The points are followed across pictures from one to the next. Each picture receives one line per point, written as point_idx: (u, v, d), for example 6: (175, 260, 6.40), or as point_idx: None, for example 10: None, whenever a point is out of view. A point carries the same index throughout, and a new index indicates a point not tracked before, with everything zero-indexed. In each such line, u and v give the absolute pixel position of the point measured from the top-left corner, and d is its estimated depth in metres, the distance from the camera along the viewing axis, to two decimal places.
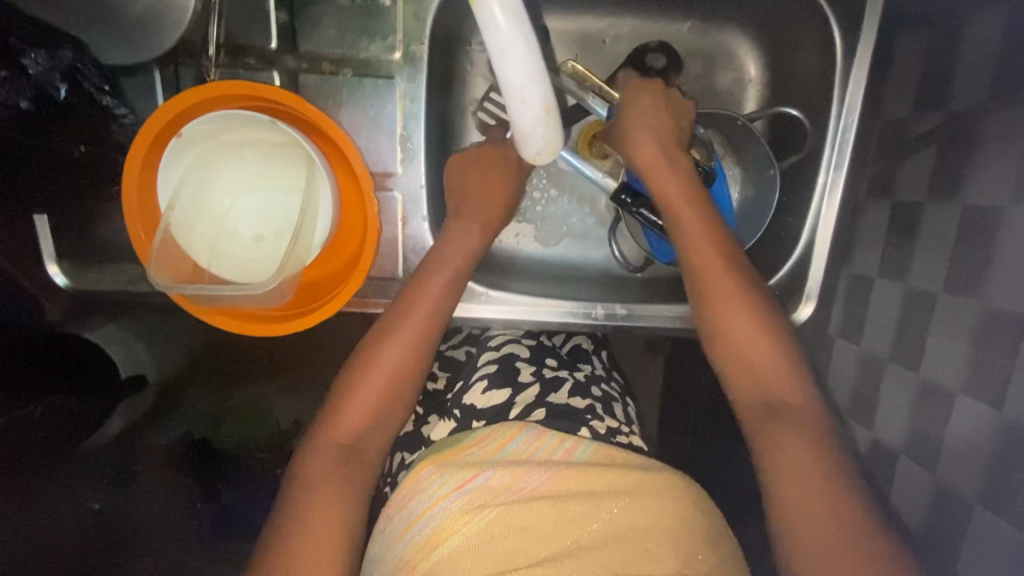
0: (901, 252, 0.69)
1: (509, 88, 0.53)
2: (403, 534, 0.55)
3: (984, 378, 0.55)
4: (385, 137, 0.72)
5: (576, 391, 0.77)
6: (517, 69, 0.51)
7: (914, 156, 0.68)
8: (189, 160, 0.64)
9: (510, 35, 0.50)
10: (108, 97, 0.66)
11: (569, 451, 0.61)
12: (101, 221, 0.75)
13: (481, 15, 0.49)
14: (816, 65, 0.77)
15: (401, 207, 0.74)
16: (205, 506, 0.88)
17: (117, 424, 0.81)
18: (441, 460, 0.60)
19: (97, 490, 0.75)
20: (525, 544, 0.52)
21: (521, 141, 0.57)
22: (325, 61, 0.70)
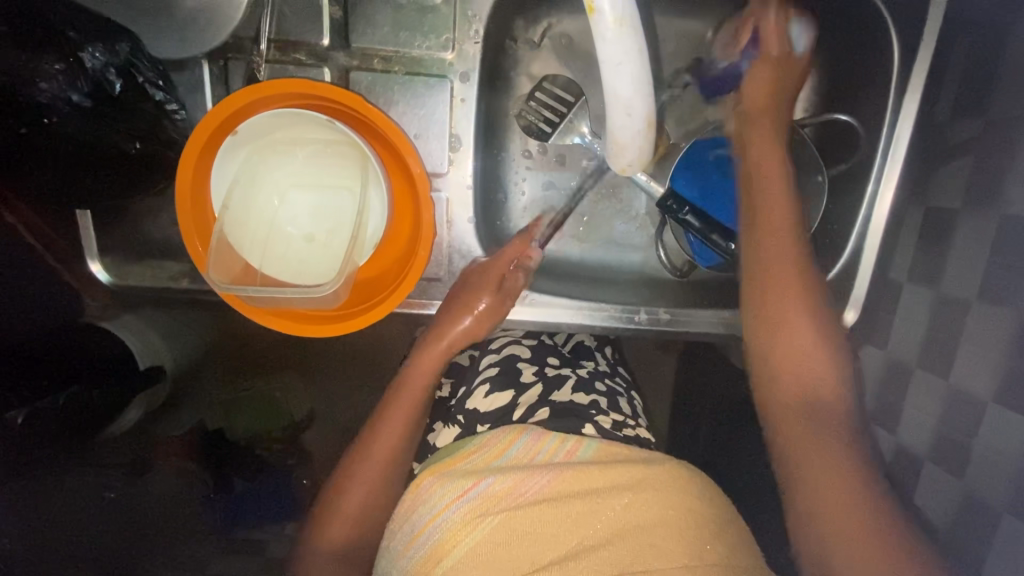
0: (936, 259, 0.68)
1: (615, 100, 0.52)
2: (407, 548, 0.56)
3: (1016, 386, 0.54)
4: (435, 138, 0.71)
5: (580, 388, 0.76)
6: (628, 82, 0.51)
7: (954, 164, 0.68)
8: (242, 158, 0.63)
9: (621, 47, 0.49)
10: (160, 93, 0.65)
11: (570, 452, 0.61)
12: (148, 217, 0.74)
13: (597, 25, 0.49)
14: (869, 71, 0.77)
15: (449, 208, 0.73)
16: (217, 496, 0.93)
17: (133, 414, 0.84)
18: (439, 470, 0.60)
19: (116, 477, 0.80)
20: (530, 549, 0.52)
21: (615, 152, 0.57)
22: (376, 58, 0.68)
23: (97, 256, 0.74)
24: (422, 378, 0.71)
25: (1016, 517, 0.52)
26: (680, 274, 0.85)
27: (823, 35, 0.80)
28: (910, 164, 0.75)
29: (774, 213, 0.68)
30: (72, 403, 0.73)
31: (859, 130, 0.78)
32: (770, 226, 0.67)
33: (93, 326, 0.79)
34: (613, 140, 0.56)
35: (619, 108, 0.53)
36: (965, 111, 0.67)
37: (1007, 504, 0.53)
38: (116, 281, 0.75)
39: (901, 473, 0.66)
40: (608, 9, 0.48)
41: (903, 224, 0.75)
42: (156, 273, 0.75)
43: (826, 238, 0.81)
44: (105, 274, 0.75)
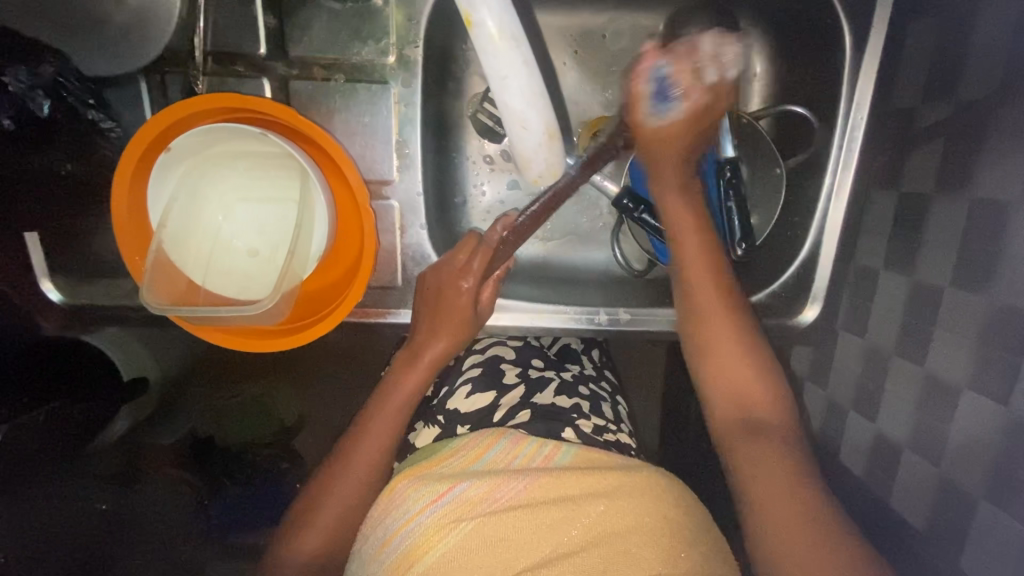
0: (908, 248, 0.67)
1: (510, 110, 0.56)
2: (380, 550, 0.55)
3: (990, 373, 0.53)
4: (381, 144, 0.70)
5: (563, 390, 0.75)
6: (517, 95, 0.55)
7: (923, 148, 0.66)
8: (180, 175, 0.63)
9: (505, 61, 0.54)
10: (92, 112, 0.65)
11: (548, 457, 0.60)
12: (96, 235, 0.73)
13: (479, 38, 0.54)
14: (822, 59, 0.75)
15: (399, 215, 0.72)
16: (214, 501, 0.88)
17: (119, 426, 0.80)
18: (416, 473, 0.59)
19: (107, 491, 0.73)
20: (504, 555, 0.51)
21: (523, 162, 0.60)
22: (317, 67, 0.67)
23: (47, 275, 0.74)
24: (408, 386, 0.69)
25: (992, 505, 0.51)
26: (640, 273, 0.83)
27: (775, 24, 0.79)
28: (873, 150, 0.74)
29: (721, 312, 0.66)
30: (53, 421, 0.70)
31: (815, 121, 0.77)
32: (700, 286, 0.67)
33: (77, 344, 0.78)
34: (519, 151, 0.59)
35: (515, 120, 0.57)
36: (926, 97, 0.66)
37: (983, 491, 0.52)
38: (70, 300, 0.76)
39: (882, 462, 0.65)
40: (486, 26, 0.53)
41: (869, 213, 0.74)
42: (109, 291, 0.76)
43: (790, 231, 0.80)
44: (58, 294, 0.75)
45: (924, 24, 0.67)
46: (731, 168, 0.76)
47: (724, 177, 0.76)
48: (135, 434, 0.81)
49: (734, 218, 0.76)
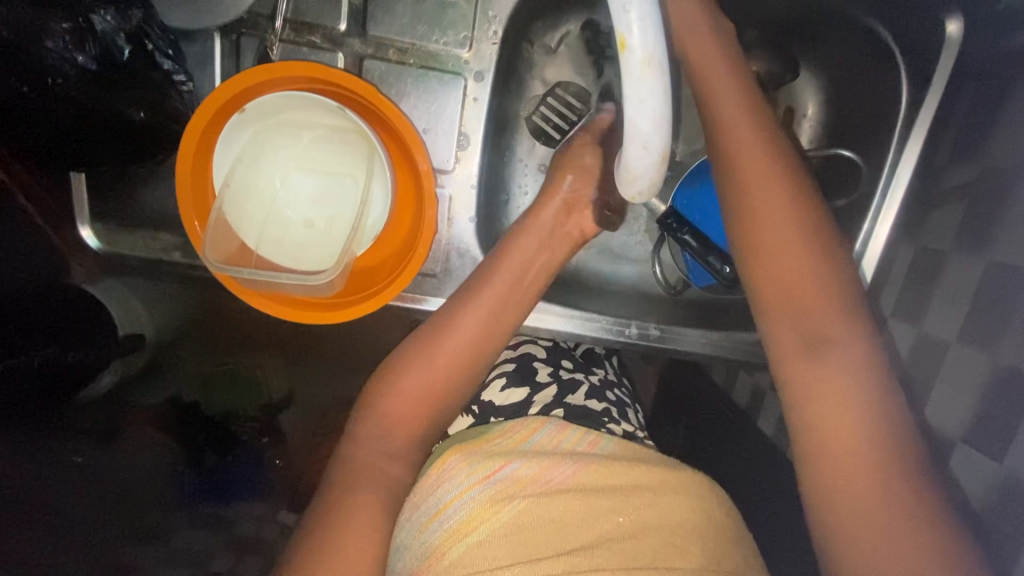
0: (921, 299, 0.69)
1: (631, 132, 0.48)
2: (429, 523, 0.56)
3: (986, 430, 0.56)
4: (444, 134, 0.70)
5: (593, 394, 0.77)
6: (649, 119, 0.47)
7: (946, 207, 0.69)
8: (247, 137, 0.62)
9: (648, 85, 0.45)
10: (169, 62, 0.64)
11: (591, 444, 0.63)
12: (144, 186, 0.72)
13: (626, 62, 0.45)
14: (875, 109, 0.78)
15: (450, 206, 0.73)
16: (189, 471, 0.92)
17: (106, 380, 0.87)
18: (466, 449, 0.60)
19: (83, 443, 0.81)
20: (555, 537, 0.54)
21: (625, 179, 0.53)
22: (392, 48, 0.68)
23: (87, 220, 0.71)
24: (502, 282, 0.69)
25: None
26: (673, 290, 0.84)
27: (833, 69, 0.80)
28: (908, 203, 0.76)
29: (828, 316, 0.59)
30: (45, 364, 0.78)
31: (862, 167, 0.78)
32: (802, 300, 0.60)
33: (74, 287, 0.83)
34: (625, 168, 0.52)
35: (636, 141, 0.49)
36: (956, 159, 0.69)
37: None
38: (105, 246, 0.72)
39: None
40: (636, 48, 0.44)
41: (894, 262, 0.76)
42: (147, 243, 0.73)
43: None
44: (94, 240, 0.72)
45: (971, 87, 0.69)
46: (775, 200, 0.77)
47: None
48: (120, 389, 0.89)
49: None
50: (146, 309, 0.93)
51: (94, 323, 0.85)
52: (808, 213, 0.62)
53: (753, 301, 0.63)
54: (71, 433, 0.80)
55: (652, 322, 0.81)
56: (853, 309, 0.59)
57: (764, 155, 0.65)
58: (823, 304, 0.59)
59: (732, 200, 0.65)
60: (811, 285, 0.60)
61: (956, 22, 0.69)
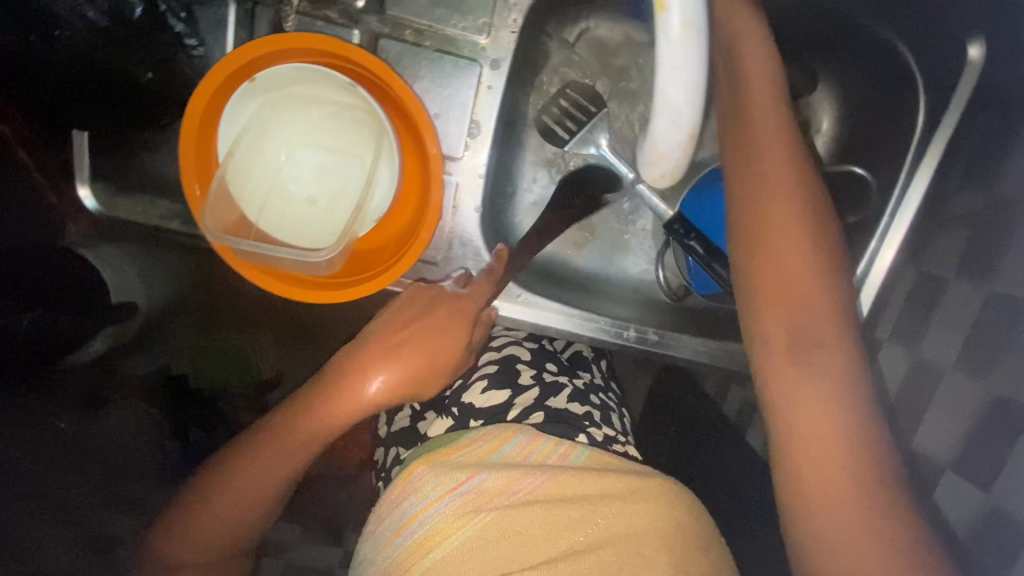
0: (917, 325, 0.69)
1: (663, 102, 0.51)
2: (394, 536, 0.57)
3: (978, 461, 0.56)
4: (455, 119, 0.70)
5: (575, 398, 0.77)
6: (679, 88, 0.50)
7: (948, 234, 0.69)
8: (255, 106, 0.61)
9: (683, 52, 0.48)
10: (180, 24, 0.63)
11: (564, 455, 0.62)
12: (146, 151, 0.71)
13: (664, 25, 0.48)
14: (890, 129, 0.77)
15: (456, 192, 0.72)
16: (174, 444, 0.91)
17: (96, 346, 0.84)
18: (433, 460, 0.61)
19: (69, 411, 0.81)
20: (521, 549, 0.53)
21: (655, 154, 0.58)
22: (409, 29, 0.67)
23: (86, 180, 0.70)
24: (313, 419, 0.65)
25: None
26: (675, 297, 0.84)
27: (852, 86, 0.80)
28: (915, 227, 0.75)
29: (822, 322, 0.61)
30: (36, 326, 0.76)
31: (873, 185, 0.78)
32: (795, 302, 0.61)
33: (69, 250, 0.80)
34: (653, 142, 0.56)
35: (666, 113, 0.52)
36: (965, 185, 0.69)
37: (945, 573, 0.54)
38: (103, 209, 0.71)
39: None
40: (674, 14, 0.47)
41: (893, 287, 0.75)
42: (144, 210, 0.71)
43: None
44: (92, 201, 0.71)
45: (983, 114, 0.68)
46: None
47: None
48: (110, 355, 0.88)
49: None
50: (138, 277, 0.89)
51: (90, 285, 0.83)
52: (819, 219, 0.64)
53: (739, 301, 0.66)
54: (55, 397, 0.79)
55: (650, 326, 0.80)
56: (846, 321, 0.62)
57: (789, 170, 0.66)
58: (824, 313, 0.61)
59: (743, 201, 0.66)
60: (805, 293, 0.62)
61: (979, 45, 0.67)
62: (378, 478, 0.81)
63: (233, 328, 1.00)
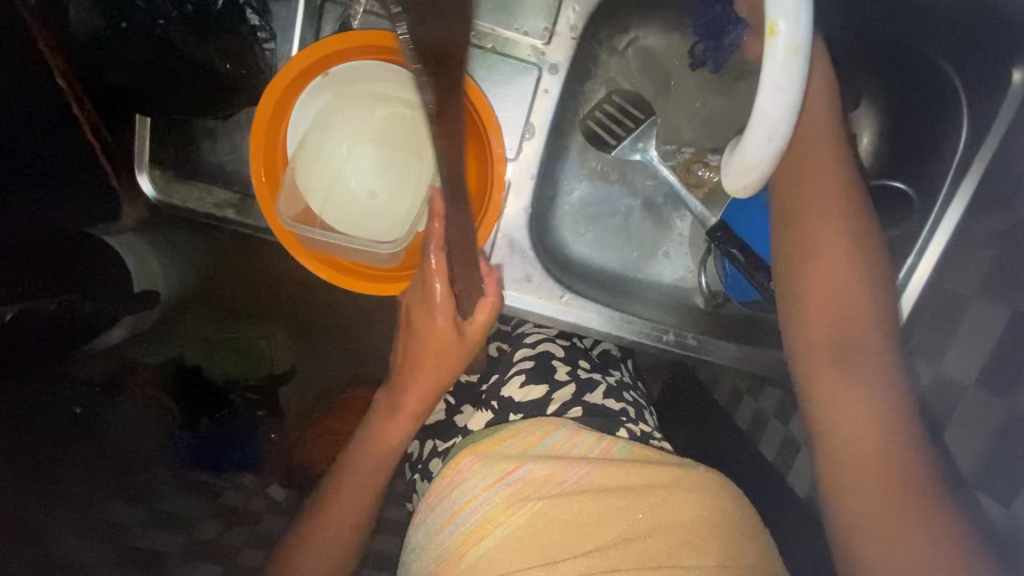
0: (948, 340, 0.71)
1: (758, 118, 0.47)
2: (445, 525, 0.58)
3: None
4: (511, 120, 0.71)
5: (611, 394, 0.79)
6: (781, 107, 0.46)
7: (983, 254, 0.71)
8: (324, 100, 0.63)
9: (788, 73, 0.44)
10: (256, 18, 0.66)
11: (606, 449, 0.63)
12: (206, 140, 0.72)
13: (771, 48, 0.44)
14: (929, 147, 0.79)
15: (508, 191, 0.74)
16: (183, 433, 0.94)
17: (117, 333, 0.84)
18: (480, 451, 0.62)
19: (85, 394, 0.82)
20: (571, 538, 0.55)
21: (738, 168, 0.51)
22: (473, 31, 0.69)
23: (146, 167, 0.71)
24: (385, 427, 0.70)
25: None
26: (713, 302, 0.85)
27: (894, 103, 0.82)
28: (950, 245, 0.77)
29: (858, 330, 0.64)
30: (62, 309, 0.74)
31: (914, 199, 0.78)
32: (840, 318, 0.65)
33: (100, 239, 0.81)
34: (739, 158, 0.50)
35: (760, 130, 0.47)
36: (998, 206, 0.72)
37: None
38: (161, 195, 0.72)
39: None
40: (785, 33, 0.44)
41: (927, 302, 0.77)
42: (202, 197, 0.72)
43: None
44: (150, 188, 0.72)
45: (1017, 140, 0.71)
46: None
47: None
48: (125, 344, 0.90)
49: None
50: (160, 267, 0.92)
51: (93, 266, 0.79)
52: (860, 233, 0.66)
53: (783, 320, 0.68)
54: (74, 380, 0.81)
55: (689, 330, 0.82)
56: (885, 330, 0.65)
57: (840, 179, 0.67)
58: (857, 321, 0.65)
59: (785, 221, 0.68)
60: (845, 306, 0.65)
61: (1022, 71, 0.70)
62: (412, 472, 0.83)
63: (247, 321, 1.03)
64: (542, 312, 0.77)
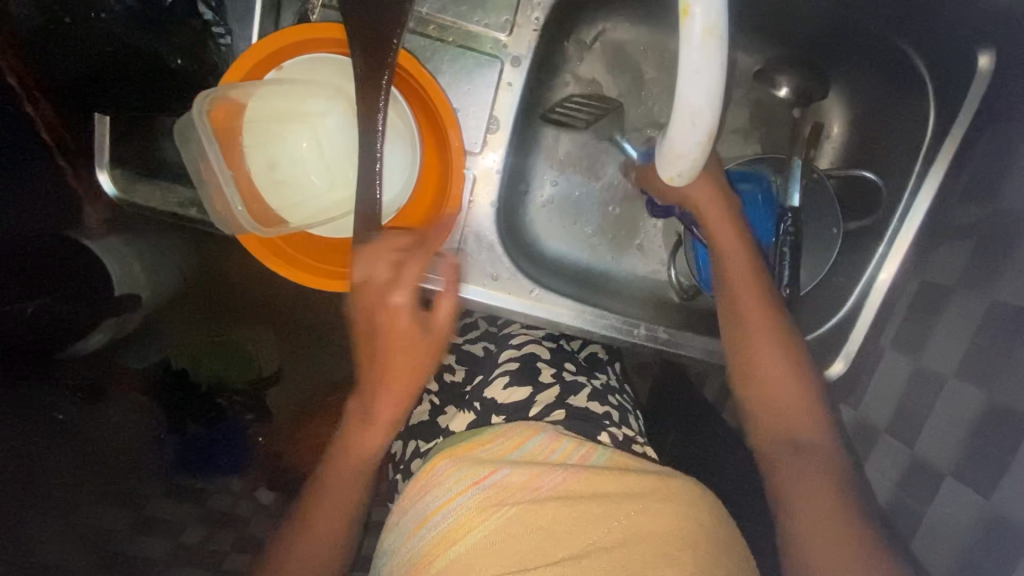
0: (918, 333, 0.71)
1: (682, 106, 0.45)
2: (417, 530, 0.57)
3: (980, 468, 0.57)
4: (475, 116, 0.70)
5: (595, 397, 0.77)
6: (702, 91, 0.44)
7: (952, 244, 0.70)
8: (284, 94, 0.64)
9: (706, 57, 0.42)
10: (210, 13, 0.65)
11: (584, 456, 0.62)
12: (166, 138, 0.71)
13: (686, 32, 0.42)
14: (900, 137, 0.78)
15: (473, 186, 0.73)
16: (171, 438, 0.90)
17: (99, 338, 0.84)
18: (455, 455, 0.61)
19: (66, 403, 0.76)
20: (543, 544, 0.52)
21: (668, 158, 0.51)
22: (432, 25, 0.68)
23: (106, 167, 0.70)
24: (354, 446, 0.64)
25: None
26: (685, 296, 0.85)
27: (863, 92, 0.82)
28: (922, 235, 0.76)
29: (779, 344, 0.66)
30: (39, 314, 0.75)
31: (882, 189, 0.79)
32: (762, 341, 0.67)
33: (76, 243, 0.84)
34: (669, 146, 0.50)
35: (685, 115, 0.46)
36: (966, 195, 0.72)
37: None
38: (123, 195, 0.72)
39: None
40: (699, 16, 0.42)
41: (900, 294, 0.76)
42: (164, 195, 0.73)
43: (831, 291, 0.82)
44: (111, 186, 0.72)
45: (984, 129, 0.71)
46: (792, 216, 0.75)
47: (784, 223, 0.75)
48: (107, 351, 0.86)
49: (785, 263, 0.75)
50: (142, 271, 0.91)
51: (85, 277, 0.83)
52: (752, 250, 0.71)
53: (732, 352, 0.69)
54: (51, 385, 0.75)
55: (661, 324, 0.81)
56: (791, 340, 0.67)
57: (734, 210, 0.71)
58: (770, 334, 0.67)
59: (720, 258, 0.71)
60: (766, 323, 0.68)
61: (989, 55, 0.69)
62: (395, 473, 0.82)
63: (239, 326, 1.02)
64: (509, 308, 0.76)
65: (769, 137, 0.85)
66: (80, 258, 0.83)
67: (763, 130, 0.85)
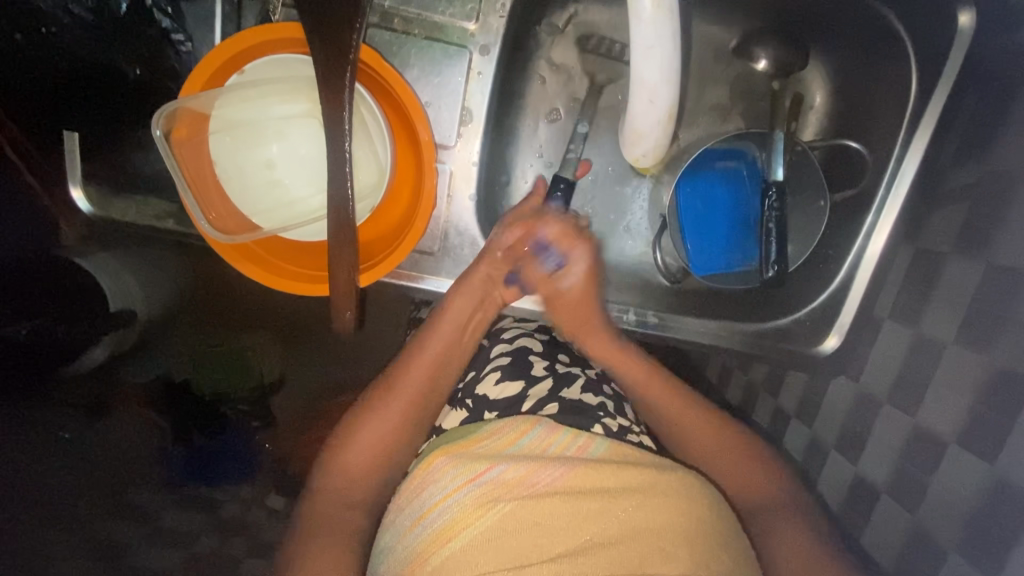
0: (916, 302, 0.69)
1: (641, 85, 0.56)
2: (414, 525, 0.54)
3: (981, 433, 0.56)
4: (447, 109, 0.69)
5: (589, 388, 0.70)
6: (654, 70, 0.55)
7: (946, 208, 0.69)
8: (249, 98, 0.63)
9: (656, 32, 0.52)
10: (167, 20, 0.64)
11: (582, 447, 0.58)
12: (138, 149, 0.71)
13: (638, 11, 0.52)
14: (883, 102, 0.77)
15: (451, 180, 0.72)
16: (178, 449, 0.93)
17: (97, 354, 0.89)
18: (453, 450, 0.58)
19: (69, 418, 0.87)
20: (539, 541, 0.50)
21: (632, 139, 0.62)
22: (397, 17, 0.67)
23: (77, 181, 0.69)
24: (368, 437, 0.63)
25: (963, 557, 0.54)
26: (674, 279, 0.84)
27: (844, 60, 0.80)
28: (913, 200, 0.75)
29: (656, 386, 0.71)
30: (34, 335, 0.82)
31: (867, 158, 0.77)
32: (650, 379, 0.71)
33: (70, 261, 0.85)
34: (631, 128, 0.61)
35: (644, 94, 0.57)
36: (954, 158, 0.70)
37: (957, 544, 0.55)
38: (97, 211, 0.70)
39: (860, 503, 0.68)
40: None
41: (894, 263, 0.75)
42: (140, 209, 0.71)
43: (820, 263, 0.80)
44: (85, 202, 0.70)
45: (969, 88, 0.69)
46: (776, 191, 0.76)
47: (769, 199, 0.76)
48: (113, 364, 0.91)
49: (773, 240, 0.76)
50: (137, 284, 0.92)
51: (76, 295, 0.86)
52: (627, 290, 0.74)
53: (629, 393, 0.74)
54: (52, 404, 0.85)
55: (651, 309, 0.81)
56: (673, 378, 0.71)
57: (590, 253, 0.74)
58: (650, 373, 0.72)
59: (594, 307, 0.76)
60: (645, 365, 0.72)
61: (968, 14, 0.67)
62: None
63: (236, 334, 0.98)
64: None
65: (752, 111, 0.84)
66: (71, 274, 0.85)
67: (745, 106, 0.84)
